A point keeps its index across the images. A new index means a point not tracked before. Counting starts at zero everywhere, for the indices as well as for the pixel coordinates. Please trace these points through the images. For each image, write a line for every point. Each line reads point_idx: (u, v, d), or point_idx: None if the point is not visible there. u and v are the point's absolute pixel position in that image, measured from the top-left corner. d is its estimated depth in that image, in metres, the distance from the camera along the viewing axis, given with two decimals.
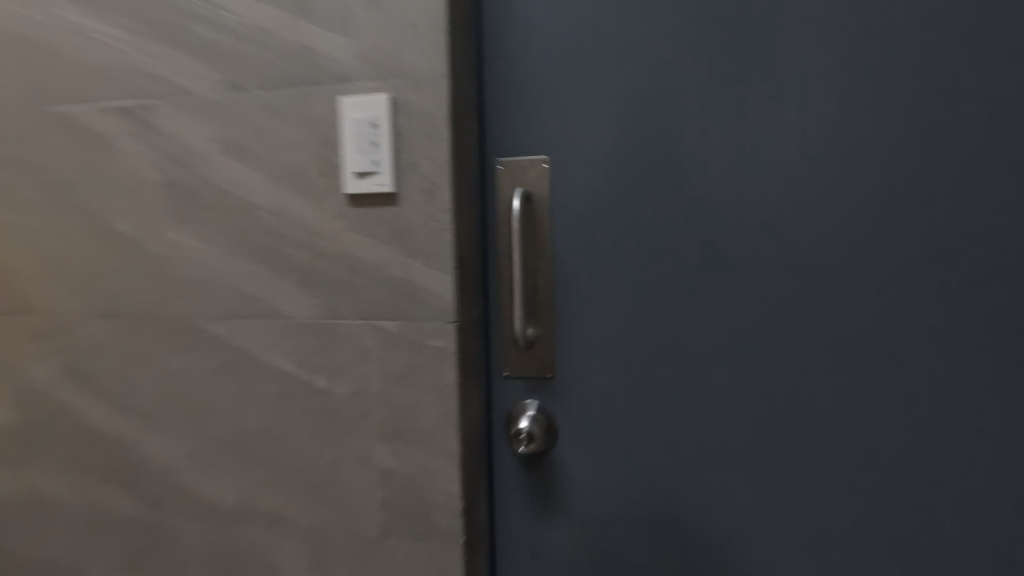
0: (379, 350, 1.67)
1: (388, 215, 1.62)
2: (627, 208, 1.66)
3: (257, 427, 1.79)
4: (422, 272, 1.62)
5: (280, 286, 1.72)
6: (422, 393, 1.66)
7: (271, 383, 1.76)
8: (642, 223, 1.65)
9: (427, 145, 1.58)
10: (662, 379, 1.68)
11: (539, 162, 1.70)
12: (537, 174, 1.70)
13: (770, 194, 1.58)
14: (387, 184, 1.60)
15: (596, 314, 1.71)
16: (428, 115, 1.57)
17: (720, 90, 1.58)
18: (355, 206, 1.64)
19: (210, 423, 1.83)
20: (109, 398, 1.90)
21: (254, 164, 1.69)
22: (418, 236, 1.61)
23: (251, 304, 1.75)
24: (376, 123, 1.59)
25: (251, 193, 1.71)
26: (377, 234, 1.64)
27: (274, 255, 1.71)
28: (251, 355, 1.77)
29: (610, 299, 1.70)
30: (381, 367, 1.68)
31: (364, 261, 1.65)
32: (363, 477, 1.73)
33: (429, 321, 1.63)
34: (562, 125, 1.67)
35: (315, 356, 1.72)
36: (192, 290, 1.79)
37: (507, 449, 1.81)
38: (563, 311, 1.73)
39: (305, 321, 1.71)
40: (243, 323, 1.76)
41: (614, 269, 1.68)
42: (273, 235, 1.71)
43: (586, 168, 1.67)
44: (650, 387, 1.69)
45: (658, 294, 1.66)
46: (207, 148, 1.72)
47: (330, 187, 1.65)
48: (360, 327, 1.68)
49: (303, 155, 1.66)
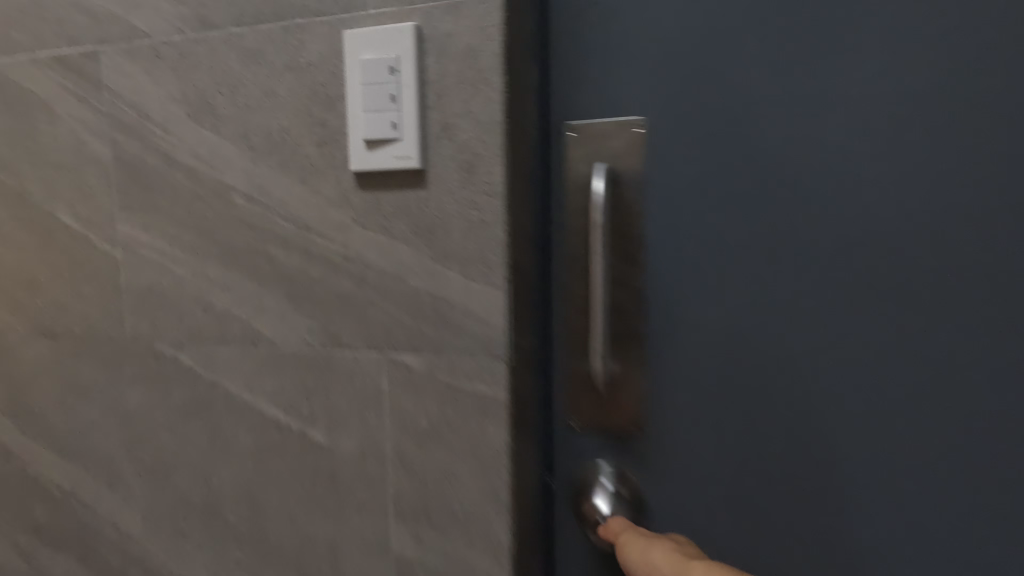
0: (397, 395, 1.18)
1: (411, 203, 1.12)
2: (763, 194, 1.11)
3: (233, 491, 1.32)
4: (459, 286, 1.12)
5: (263, 301, 1.24)
6: (457, 458, 1.16)
7: (252, 433, 1.29)
8: (786, 219, 1.11)
9: (470, 99, 1.07)
10: (812, 451, 1.13)
11: (629, 129, 1.17)
12: (626, 144, 1.17)
13: (1009, 172, 1.00)
14: (412, 157, 1.09)
15: (711, 353, 1.17)
16: (473, 54, 1.06)
17: (924, 11, 1.01)
18: (365, 188, 1.14)
19: (176, 481, 1.37)
20: (54, 441, 1.46)
21: (228, 131, 1.22)
22: (454, 233, 1.11)
23: (225, 325, 1.28)
24: (396, 67, 1.08)
25: (224, 173, 1.23)
26: (395, 230, 1.14)
27: (255, 258, 1.24)
28: (227, 393, 1.30)
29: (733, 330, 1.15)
30: (401, 419, 1.18)
31: (377, 268, 1.16)
32: (375, 569, 1.25)
33: (469, 356, 1.13)
34: (667, 76, 1.14)
35: (311, 399, 1.24)
36: (150, 303, 1.33)
37: (575, 530, 1.29)
38: (659, 345, 1.20)
39: (297, 350, 1.24)
40: (216, 350, 1.29)
41: (741, 288, 1.14)
42: (253, 230, 1.23)
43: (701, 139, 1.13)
44: (793, 462, 1.14)
45: (811, 326, 1.11)
46: (167, 111, 1.25)
47: (330, 162, 1.16)
48: (370, 362, 1.19)
49: (293, 117, 1.17)
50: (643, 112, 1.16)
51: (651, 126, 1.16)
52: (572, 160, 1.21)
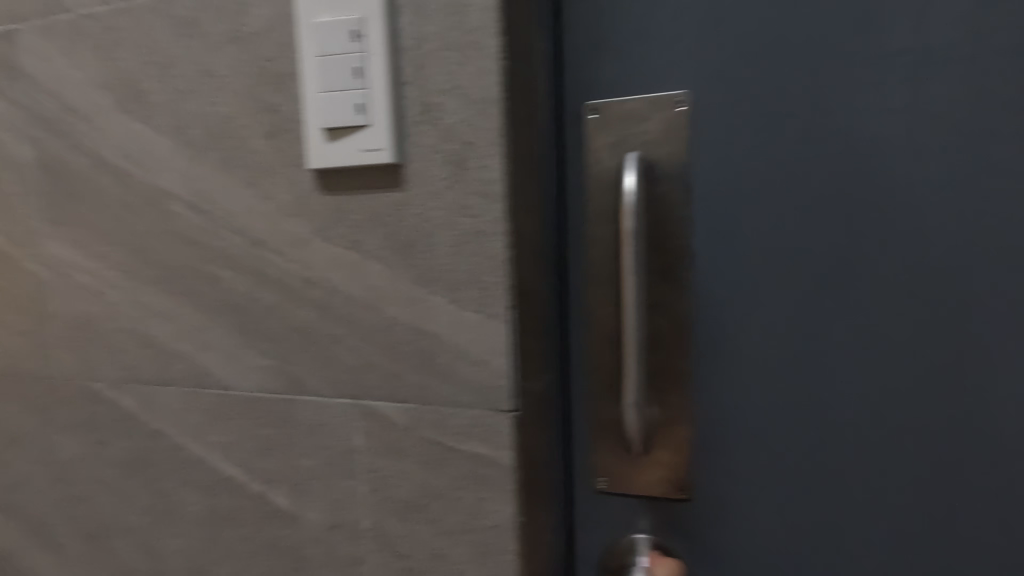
0: (374, 455, 0.92)
1: (386, 209, 0.87)
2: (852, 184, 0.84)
3: (182, 564, 1.08)
4: (448, 317, 0.85)
5: (209, 335, 1.00)
6: (451, 537, 0.90)
7: (201, 495, 1.05)
8: (880, 222, 0.84)
9: (459, 72, 0.81)
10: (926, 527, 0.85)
11: (668, 106, 0.90)
12: (663, 127, 0.90)
13: None
14: (384, 150, 0.84)
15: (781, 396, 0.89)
16: (463, 12, 0.79)
17: None
18: (328, 191, 0.89)
19: (118, 549, 1.13)
20: None
21: (161, 123, 0.97)
22: (441, 249, 0.85)
23: (167, 363, 1.04)
24: (361, 31, 0.82)
25: (158, 175, 0.99)
26: (366, 244, 0.88)
27: (198, 280, 0.99)
28: (172, 446, 1.06)
29: (810, 367, 0.88)
30: (379, 485, 0.93)
31: (345, 294, 0.90)
32: None
33: (463, 409, 0.86)
34: (718, 37, 0.87)
35: (270, 456, 0.99)
36: (81, 336, 1.09)
37: None
38: (710, 385, 0.92)
39: (252, 396, 0.99)
40: (158, 393, 1.05)
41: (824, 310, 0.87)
42: (195, 246, 0.98)
43: (765, 118, 0.87)
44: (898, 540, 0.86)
45: (917, 362, 0.84)
46: (91, 101, 1.01)
47: (283, 159, 0.90)
48: (340, 412, 0.94)
49: (236, 103, 0.92)
50: (686, 84, 0.89)
51: (697, 102, 0.89)
52: (592, 149, 0.94)
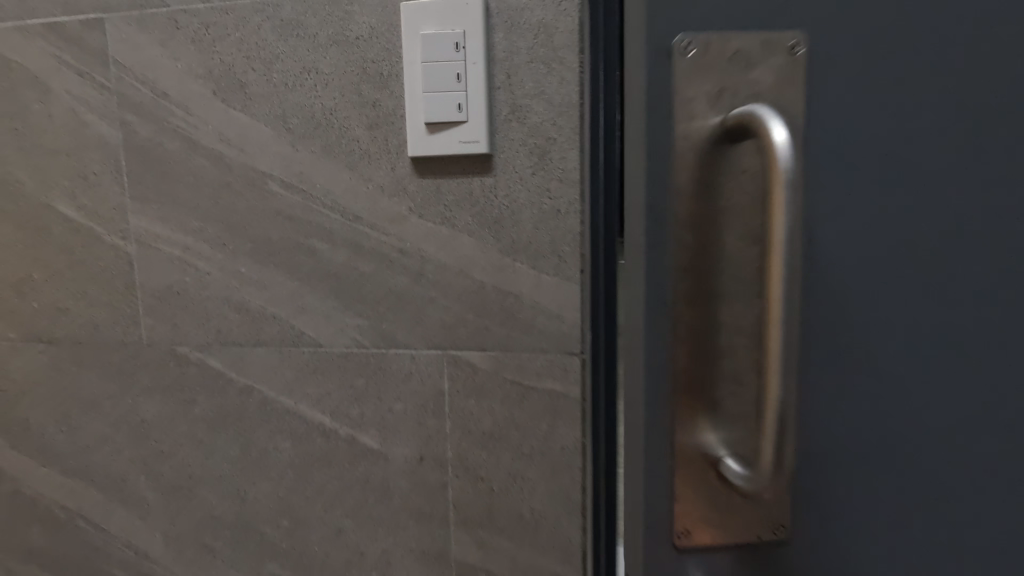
0: (459, 395, 1.11)
1: (476, 191, 1.05)
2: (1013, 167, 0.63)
3: (271, 503, 1.23)
4: (529, 280, 1.05)
5: (305, 299, 1.14)
6: (526, 460, 1.10)
7: (292, 440, 1.20)
8: None
9: (544, 80, 1.00)
10: None
11: (781, 50, 0.61)
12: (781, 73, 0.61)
13: None
14: (478, 142, 1.02)
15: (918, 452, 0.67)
16: (549, 33, 0.99)
17: None
18: (424, 176, 1.06)
19: (204, 497, 1.25)
20: (55, 459, 1.31)
21: (262, 112, 1.10)
22: (524, 224, 1.04)
23: (261, 326, 1.17)
24: (462, 43, 0.99)
25: (257, 158, 1.11)
26: (457, 220, 1.06)
27: (295, 252, 1.13)
28: (263, 400, 1.19)
29: (952, 409, 0.66)
30: (464, 421, 1.11)
31: (437, 262, 1.08)
32: None
33: (540, 354, 1.07)
34: None
35: (361, 404, 1.15)
36: (170, 304, 1.20)
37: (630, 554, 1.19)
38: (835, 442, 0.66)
39: (345, 351, 1.14)
40: (250, 353, 1.18)
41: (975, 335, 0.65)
42: (293, 222, 1.12)
43: (911, 73, 0.61)
44: None
45: None
46: (187, 88, 1.12)
47: (383, 147, 1.07)
48: (429, 361, 1.11)
49: (339, 97, 1.07)
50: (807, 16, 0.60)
51: (821, 44, 0.61)
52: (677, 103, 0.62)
